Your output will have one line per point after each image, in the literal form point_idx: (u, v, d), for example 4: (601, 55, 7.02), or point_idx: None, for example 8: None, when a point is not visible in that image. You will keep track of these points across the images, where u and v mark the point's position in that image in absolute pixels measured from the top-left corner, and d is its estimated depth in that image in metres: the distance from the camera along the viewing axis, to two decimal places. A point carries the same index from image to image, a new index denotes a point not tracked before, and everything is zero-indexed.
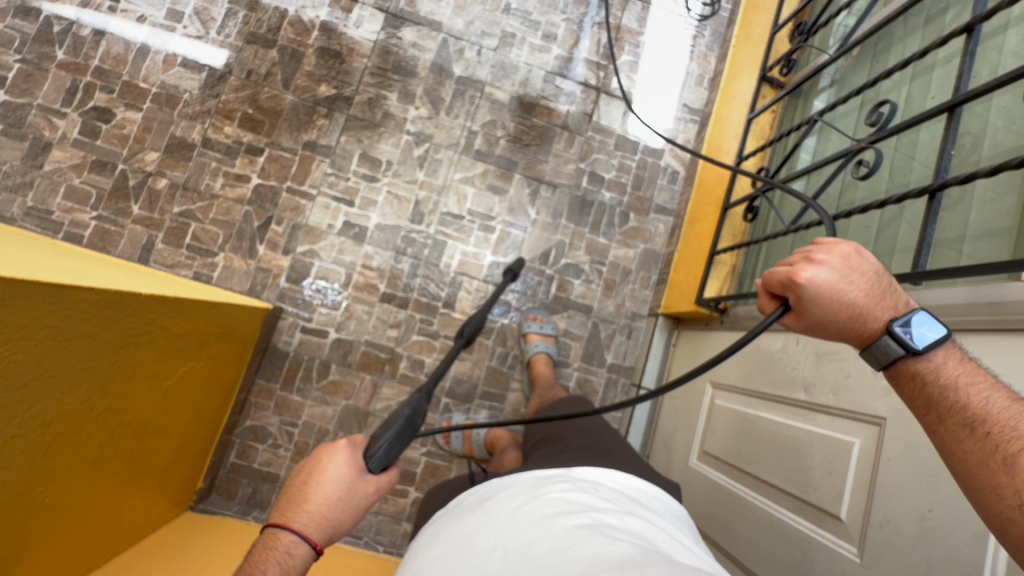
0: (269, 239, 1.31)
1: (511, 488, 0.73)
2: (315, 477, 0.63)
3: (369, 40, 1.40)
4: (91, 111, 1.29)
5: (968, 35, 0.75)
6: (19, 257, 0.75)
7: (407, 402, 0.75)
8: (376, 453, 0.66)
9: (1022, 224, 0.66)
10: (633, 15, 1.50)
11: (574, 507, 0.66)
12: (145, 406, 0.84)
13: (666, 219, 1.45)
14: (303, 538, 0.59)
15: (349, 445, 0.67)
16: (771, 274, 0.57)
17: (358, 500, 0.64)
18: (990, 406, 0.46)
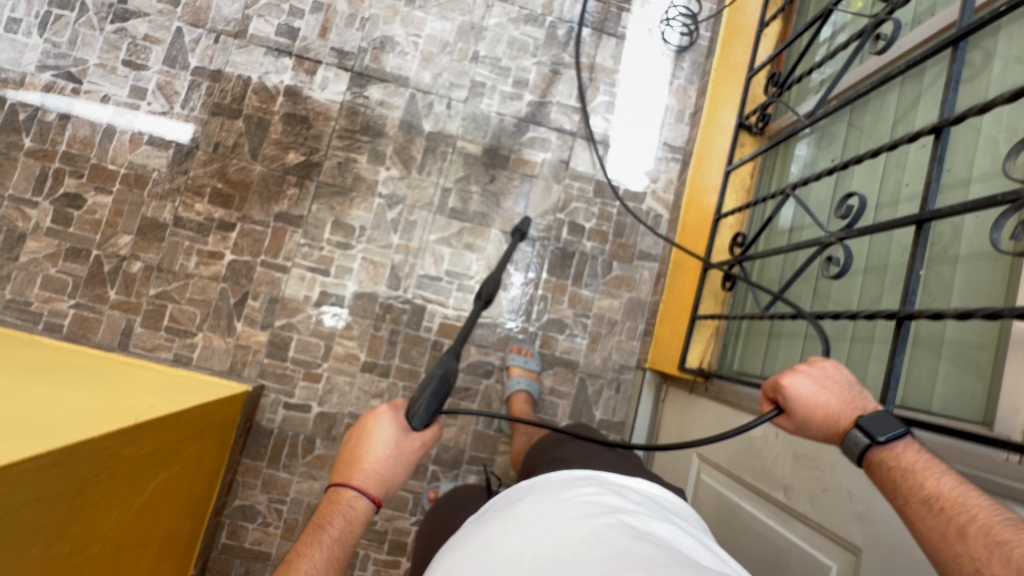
0: (247, 315, 1.30)
1: (537, 492, 0.70)
2: (365, 439, 0.68)
3: (336, 102, 1.37)
4: (61, 198, 1.29)
5: (937, 137, 0.66)
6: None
7: (440, 360, 0.73)
8: (417, 413, 0.69)
9: (1000, 339, 0.60)
10: (607, 52, 1.44)
11: (601, 506, 0.63)
12: (115, 530, 0.84)
13: (651, 264, 1.41)
14: (362, 492, 0.65)
15: (391, 409, 0.69)
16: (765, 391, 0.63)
17: (407, 456, 0.68)
18: (945, 486, 0.50)
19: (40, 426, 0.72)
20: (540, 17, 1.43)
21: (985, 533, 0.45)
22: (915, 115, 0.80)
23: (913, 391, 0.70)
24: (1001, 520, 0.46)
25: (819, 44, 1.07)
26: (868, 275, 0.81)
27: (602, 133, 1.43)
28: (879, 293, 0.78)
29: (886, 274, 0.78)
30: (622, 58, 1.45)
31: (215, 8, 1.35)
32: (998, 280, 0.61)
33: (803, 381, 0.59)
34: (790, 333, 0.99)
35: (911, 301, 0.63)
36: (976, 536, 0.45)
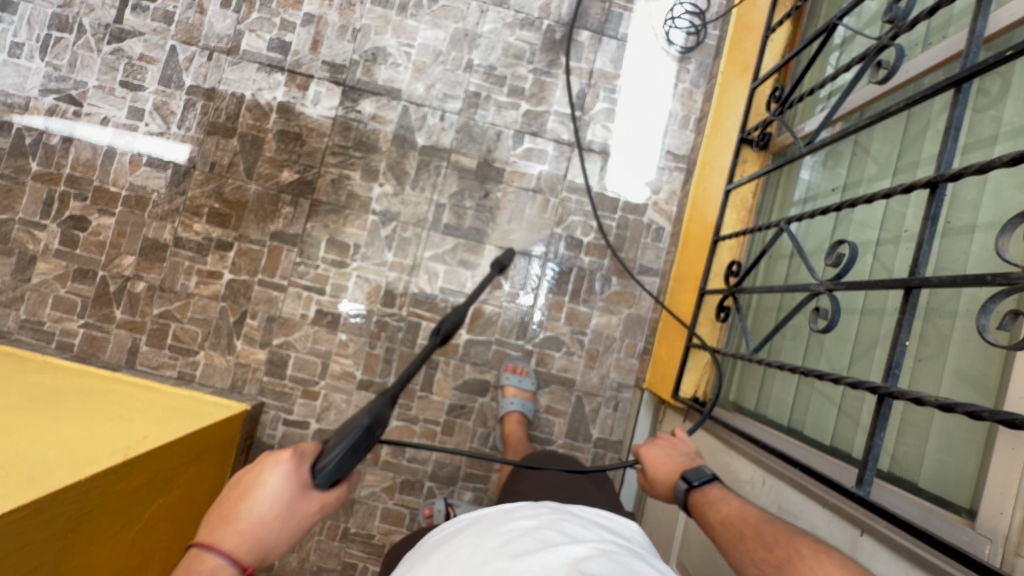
0: (245, 334, 1.32)
1: (475, 523, 0.66)
2: (252, 490, 0.50)
3: (328, 117, 1.35)
4: (68, 221, 1.32)
5: (934, 189, 0.59)
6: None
7: (371, 403, 0.55)
8: (324, 468, 0.51)
9: (992, 430, 0.54)
10: (607, 56, 1.38)
11: (537, 537, 0.60)
12: (109, 559, 0.88)
13: (652, 279, 1.36)
14: (229, 561, 0.48)
15: (295, 458, 0.51)
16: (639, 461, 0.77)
17: (296, 520, 0.51)
18: (732, 508, 0.63)
19: (29, 471, 0.75)
20: (536, 20, 1.37)
21: (755, 531, 0.58)
22: (922, 142, 0.72)
23: (898, 460, 0.64)
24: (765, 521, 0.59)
25: (831, 50, 1.00)
26: (864, 318, 0.74)
27: (602, 142, 1.37)
28: (874, 340, 0.71)
29: (881, 321, 0.71)
30: (623, 62, 1.38)
31: (208, 25, 1.34)
32: (995, 352, 0.55)
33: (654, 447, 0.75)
34: (781, 375, 0.90)
35: (892, 376, 0.57)
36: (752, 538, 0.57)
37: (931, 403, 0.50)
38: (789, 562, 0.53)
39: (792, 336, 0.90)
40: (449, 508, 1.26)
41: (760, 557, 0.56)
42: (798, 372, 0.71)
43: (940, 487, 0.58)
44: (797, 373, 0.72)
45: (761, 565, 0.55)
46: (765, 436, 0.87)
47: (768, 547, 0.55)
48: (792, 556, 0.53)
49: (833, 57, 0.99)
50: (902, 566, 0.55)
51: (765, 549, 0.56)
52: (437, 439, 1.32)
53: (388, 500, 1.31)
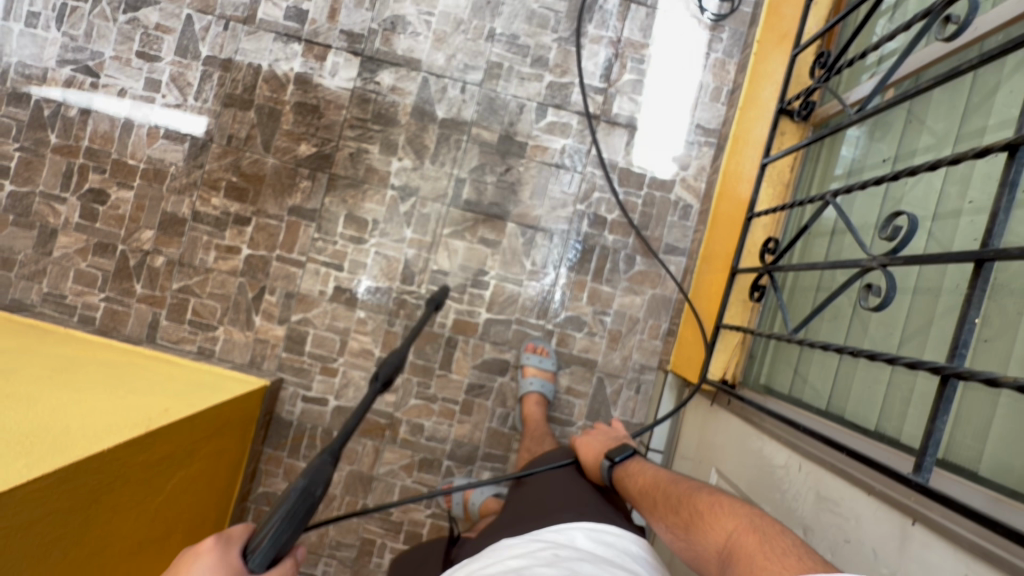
0: (264, 310, 1.31)
1: (471, 569, 0.67)
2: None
3: (346, 89, 1.31)
4: (87, 194, 1.32)
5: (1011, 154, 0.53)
6: (4, 400, 0.81)
7: (306, 464, 0.46)
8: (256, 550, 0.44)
9: None
10: (635, 24, 1.31)
11: (525, 573, 0.60)
12: (134, 529, 0.89)
13: (678, 259, 1.32)
14: None
15: (220, 544, 0.47)
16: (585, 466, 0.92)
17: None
18: (650, 478, 0.79)
19: (52, 440, 0.75)
20: None
21: (666, 494, 0.73)
22: (990, 108, 0.67)
23: (954, 446, 0.61)
24: (672, 482, 0.74)
25: (880, 15, 0.93)
26: (917, 297, 0.69)
27: (628, 116, 1.32)
28: (929, 320, 0.67)
29: (938, 300, 0.66)
30: (652, 30, 1.32)
31: None
32: None
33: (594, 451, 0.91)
34: (820, 358, 0.86)
35: (959, 356, 0.52)
36: (652, 481, 0.77)
37: (1006, 384, 0.46)
38: (692, 517, 0.66)
39: (832, 316, 0.85)
40: (469, 487, 1.25)
41: (670, 518, 0.69)
42: (846, 352, 0.67)
43: (1004, 477, 0.55)
44: (844, 352, 0.68)
45: (674, 526, 0.68)
46: (802, 420, 0.83)
47: (676, 510, 0.69)
48: (693, 515, 0.66)
49: (882, 21, 0.93)
50: (961, 559, 0.51)
51: (674, 513, 0.69)
52: (456, 418, 1.31)
53: (406, 478, 1.31)
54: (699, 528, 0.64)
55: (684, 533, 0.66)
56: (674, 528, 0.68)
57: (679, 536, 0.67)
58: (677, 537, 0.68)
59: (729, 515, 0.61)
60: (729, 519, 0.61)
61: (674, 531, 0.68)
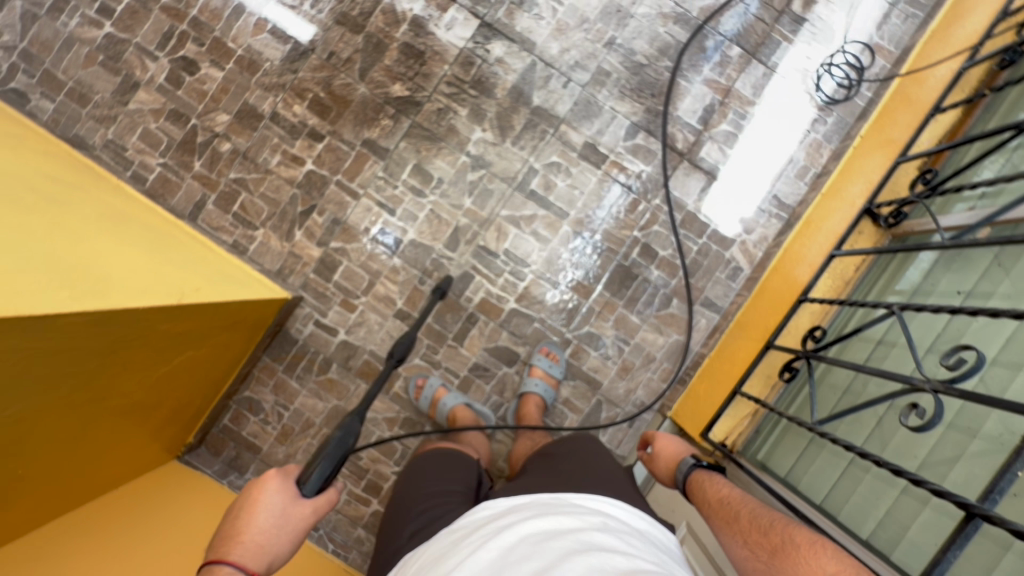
0: (307, 227, 1.33)
1: (522, 514, 0.76)
2: (249, 509, 0.66)
3: (456, 46, 1.33)
4: (179, 60, 1.33)
5: None
6: (67, 232, 0.84)
7: (341, 423, 0.78)
8: (308, 480, 0.70)
9: None
10: (749, 80, 1.32)
11: (581, 539, 0.69)
12: (132, 391, 0.91)
13: (712, 314, 1.33)
14: (239, 567, 0.61)
15: (280, 475, 0.71)
16: (657, 461, 0.91)
17: (293, 528, 0.68)
18: (732, 492, 0.76)
19: (96, 281, 0.78)
20: (691, 19, 1.32)
21: (750, 514, 0.70)
22: None
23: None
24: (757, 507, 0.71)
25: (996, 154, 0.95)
26: (948, 432, 0.71)
27: (713, 163, 1.32)
28: (955, 454, 0.69)
29: (969, 442, 0.68)
30: (764, 92, 1.32)
31: None
32: None
33: (668, 446, 0.91)
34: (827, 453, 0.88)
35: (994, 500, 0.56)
36: (736, 497, 0.74)
37: None
38: (783, 545, 0.64)
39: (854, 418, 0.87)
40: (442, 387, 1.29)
41: (756, 540, 0.67)
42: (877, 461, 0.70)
43: None
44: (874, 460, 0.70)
45: (755, 546, 0.67)
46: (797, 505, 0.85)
47: (765, 533, 0.66)
48: (786, 543, 0.64)
49: (995, 162, 0.94)
50: None
51: (761, 534, 0.67)
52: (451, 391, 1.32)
53: (386, 431, 1.33)
54: (790, 559, 0.62)
55: (766, 561, 0.65)
56: (756, 549, 0.66)
57: (760, 557, 0.65)
58: (754, 558, 0.66)
59: (832, 559, 0.59)
60: (831, 560, 0.59)
61: (753, 550, 0.67)
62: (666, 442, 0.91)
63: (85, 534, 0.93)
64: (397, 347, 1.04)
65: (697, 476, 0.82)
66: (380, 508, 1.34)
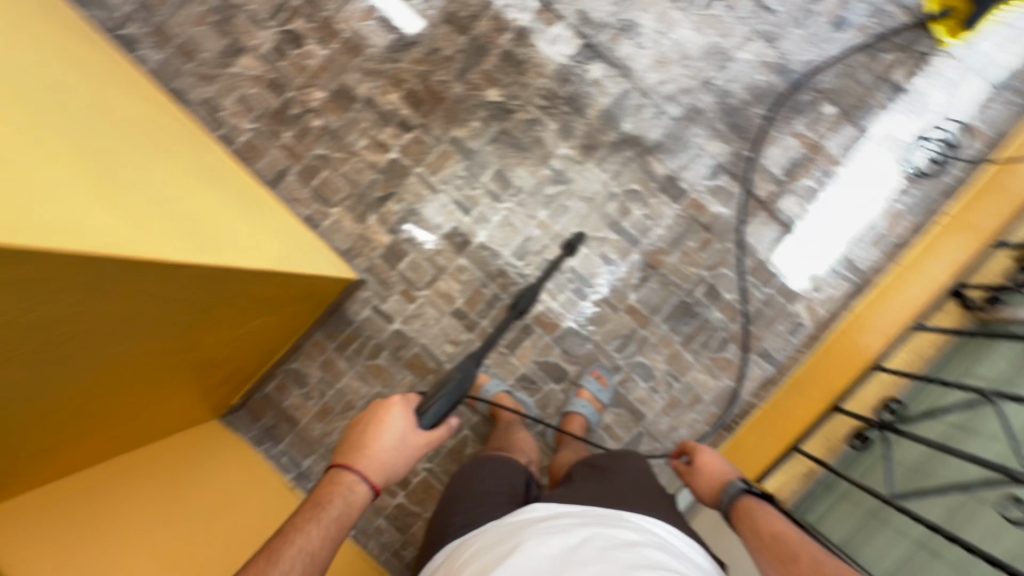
0: (382, 213, 1.35)
1: (577, 517, 0.76)
2: (375, 430, 0.86)
3: (556, 61, 1.35)
4: (287, 33, 1.37)
5: None
6: (176, 183, 0.86)
7: (463, 365, 0.99)
8: (427, 412, 0.91)
9: None
10: (840, 140, 1.32)
11: (644, 554, 0.69)
12: (210, 346, 0.93)
13: (767, 365, 1.31)
14: (363, 479, 0.82)
15: (402, 402, 0.91)
16: (699, 476, 0.91)
17: (410, 451, 0.87)
18: (788, 529, 0.74)
19: (209, 237, 0.80)
20: (792, 71, 1.33)
21: (811, 559, 0.69)
22: None
23: None
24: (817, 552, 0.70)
25: None
26: None
27: (791, 216, 1.32)
28: None
29: None
30: (852, 154, 1.32)
31: None
32: None
33: (715, 464, 0.90)
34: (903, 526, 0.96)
35: None
36: (791, 535, 0.73)
37: None
38: None
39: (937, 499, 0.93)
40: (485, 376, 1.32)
41: None
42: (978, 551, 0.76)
43: None
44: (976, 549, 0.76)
45: None
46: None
47: None
48: None
49: None
50: None
51: None
52: None
53: None
54: None
55: None
56: None
57: None
58: None
59: None
60: None
61: None
62: (713, 459, 0.91)
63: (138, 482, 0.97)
64: (521, 301, 1.19)
65: (747, 503, 0.80)
66: (405, 502, 1.33)
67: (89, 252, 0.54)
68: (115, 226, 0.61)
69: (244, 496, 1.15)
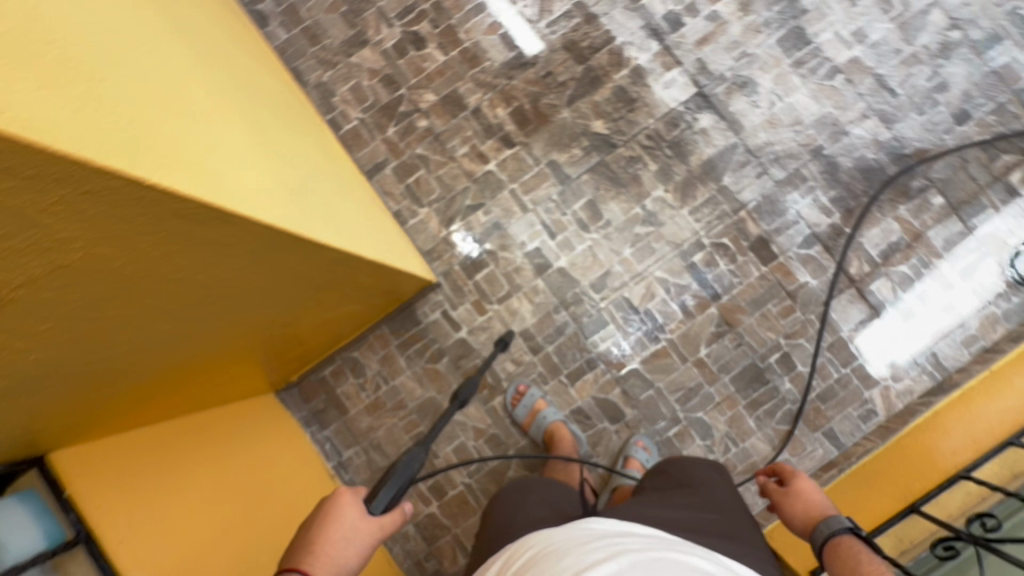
0: (468, 221, 1.35)
1: (642, 540, 0.71)
2: (321, 518, 0.69)
3: (667, 104, 1.35)
4: (410, 34, 1.41)
5: None
6: (308, 168, 0.89)
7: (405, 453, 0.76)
8: (377, 499, 0.73)
9: None
10: (944, 233, 1.29)
11: None
12: (302, 326, 0.96)
13: (831, 448, 1.27)
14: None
15: (351, 491, 0.73)
16: (793, 501, 0.86)
17: (361, 544, 0.69)
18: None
19: (342, 223, 0.83)
20: (904, 155, 1.31)
21: None
22: None
23: None
24: None
25: None
26: None
27: (880, 300, 1.29)
28: None
29: None
30: (955, 249, 1.28)
31: None
32: None
33: (812, 495, 0.85)
34: None
35: None
36: None
37: None
38: None
39: None
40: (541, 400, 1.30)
41: None
42: None
43: None
44: None
45: None
46: None
47: None
48: None
49: None
50: None
51: None
52: None
53: (471, 440, 1.32)
54: None
55: None
56: None
57: None
58: None
59: None
60: None
61: None
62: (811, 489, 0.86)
63: (205, 443, 0.98)
64: (461, 390, 1.02)
65: (845, 542, 0.75)
66: (437, 513, 1.31)
67: (264, 223, 0.56)
68: (282, 203, 0.63)
69: (292, 472, 1.16)
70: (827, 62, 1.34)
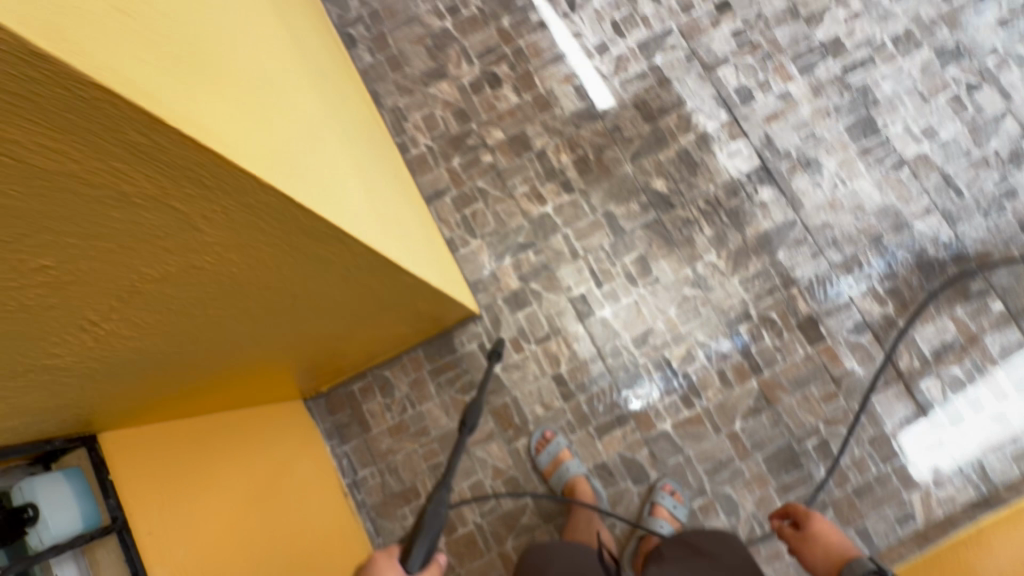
0: (518, 259, 1.37)
1: None
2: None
3: (729, 173, 1.37)
4: (488, 73, 1.47)
5: None
6: (388, 192, 0.94)
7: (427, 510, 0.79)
8: (410, 559, 0.75)
9: None
10: (1001, 339, 1.25)
11: None
12: (355, 341, 0.98)
13: (862, 548, 1.20)
14: None
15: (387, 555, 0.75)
16: None
17: None
18: None
19: (414, 249, 0.86)
20: (965, 256, 1.29)
21: None
22: None
23: None
24: None
25: None
26: None
27: (927, 399, 1.25)
28: None
29: None
30: (1012, 358, 1.24)
31: (710, 39, 1.43)
32: None
33: None
34: None
35: None
36: None
37: None
38: None
39: None
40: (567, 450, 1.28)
41: None
42: None
43: None
44: None
45: None
46: None
47: None
48: None
49: None
50: None
51: None
52: None
53: (489, 478, 1.29)
54: None
55: None
56: None
57: None
58: None
59: None
60: None
61: None
62: None
63: (238, 442, 0.99)
64: (468, 414, 1.02)
65: None
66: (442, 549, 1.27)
67: (361, 240, 0.59)
68: (372, 224, 0.67)
69: (313, 484, 1.15)
70: (894, 153, 1.34)
